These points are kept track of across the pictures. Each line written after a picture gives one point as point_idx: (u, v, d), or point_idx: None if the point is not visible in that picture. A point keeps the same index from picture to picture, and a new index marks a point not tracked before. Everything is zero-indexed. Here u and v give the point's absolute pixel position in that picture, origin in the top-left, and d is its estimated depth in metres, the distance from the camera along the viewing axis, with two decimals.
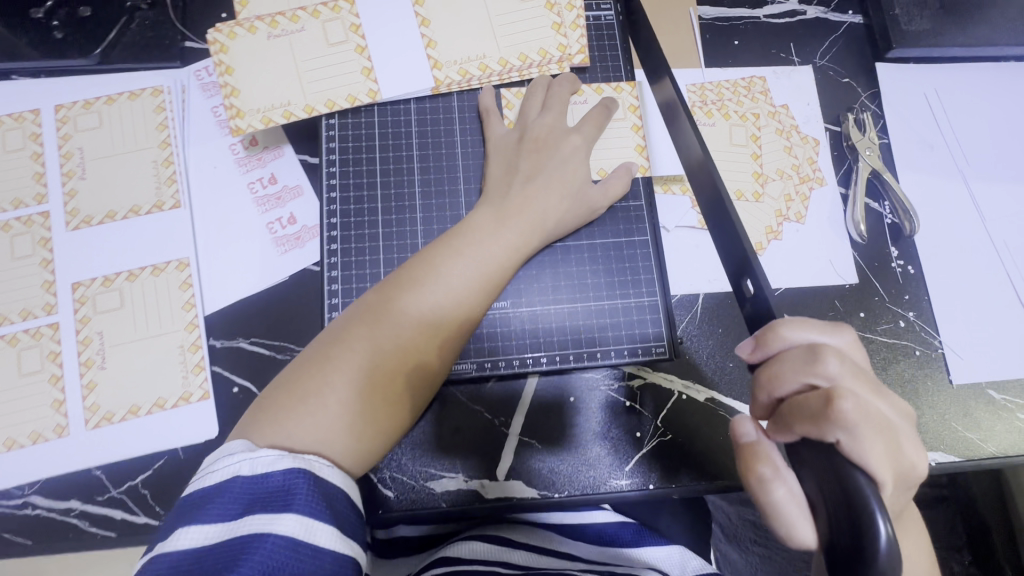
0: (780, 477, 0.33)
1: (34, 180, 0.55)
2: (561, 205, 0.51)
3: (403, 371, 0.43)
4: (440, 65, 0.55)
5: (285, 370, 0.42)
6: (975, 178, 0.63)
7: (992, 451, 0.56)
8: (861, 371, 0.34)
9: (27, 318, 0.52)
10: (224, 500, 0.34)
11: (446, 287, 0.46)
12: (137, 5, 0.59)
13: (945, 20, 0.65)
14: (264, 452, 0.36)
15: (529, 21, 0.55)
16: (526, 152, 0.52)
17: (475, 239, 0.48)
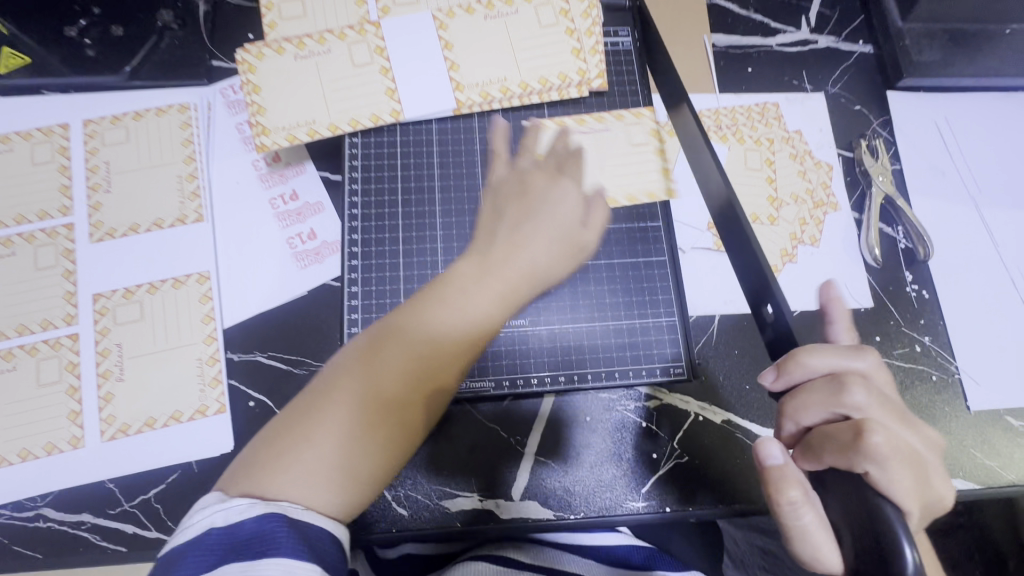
0: (810, 501, 0.32)
1: (60, 192, 0.56)
2: (546, 250, 0.46)
3: (386, 428, 0.41)
4: (462, 88, 0.56)
5: (268, 430, 0.41)
6: (987, 206, 0.64)
7: (1013, 479, 0.55)
8: (888, 402, 0.34)
9: (47, 328, 0.52)
10: (198, 552, 0.35)
11: (430, 338, 0.43)
12: (167, 24, 0.61)
13: (954, 51, 0.66)
14: (234, 501, 0.37)
15: (550, 47, 0.56)
16: (509, 197, 0.48)
17: (458, 288, 0.45)
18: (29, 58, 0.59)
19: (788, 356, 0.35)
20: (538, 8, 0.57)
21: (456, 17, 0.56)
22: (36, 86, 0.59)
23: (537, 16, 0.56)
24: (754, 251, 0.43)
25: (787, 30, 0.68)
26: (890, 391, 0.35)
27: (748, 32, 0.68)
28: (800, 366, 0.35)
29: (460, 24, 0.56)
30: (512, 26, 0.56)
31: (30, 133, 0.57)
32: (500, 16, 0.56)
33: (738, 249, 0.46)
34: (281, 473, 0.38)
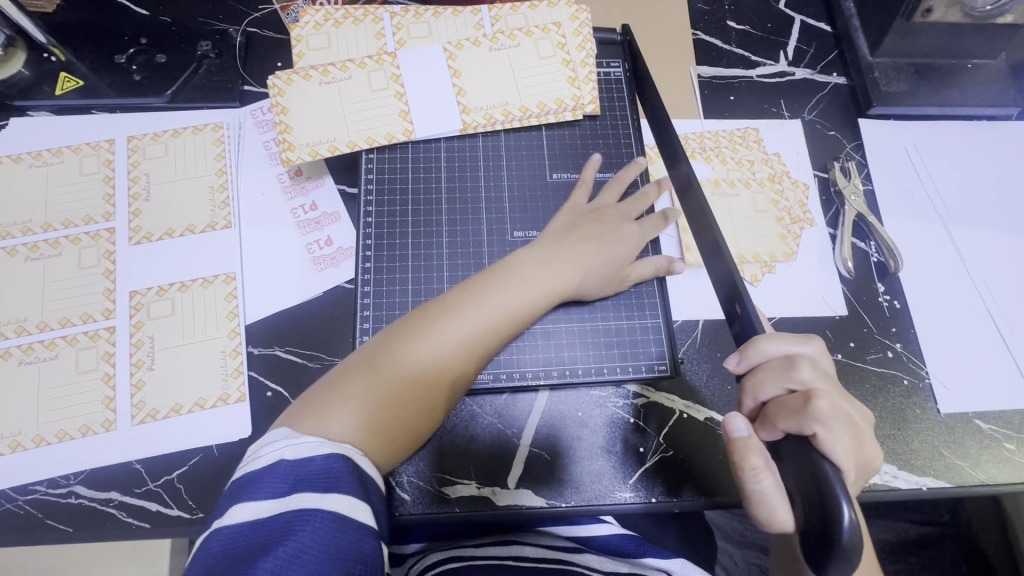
0: (768, 467, 0.37)
1: (104, 201, 0.62)
2: (599, 271, 0.56)
3: (428, 395, 0.47)
4: (468, 111, 0.62)
5: (332, 375, 0.46)
6: (955, 223, 0.68)
7: (981, 479, 0.58)
8: (829, 379, 0.40)
9: (87, 321, 0.57)
10: (272, 479, 0.38)
11: (481, 325, 0.49)
12: (206, 53, 0.68)
13: (920, 83, 0.72)
14: (304, 439, 0.40)
15: (548, 77, 0.63)
16: (588, 219, 0.58)
17: (471, 305, 0.50)
18: (82, 82, 0.66)
19: (749, 343, 0.42)
20: (537, 42, 0.63)
21: (463, 49, 0.63)
22: (86, 107, 0.66)
23: (536, 48, 0.63)
24: (726, 263, 0.49)
25: (766, 63, 0.75)
26: (828, 371, 0.42)
27: (731, 64, 0.74)
28: (759, 350, 0.42)
29: (467, 55, 0.63)
30: (514, 57, 0.63)
31: (79, 147, 0.64)
32: (503, 49, 0.63)
33: (713, 258, 0.52)
34: (340, 416, 0.43)
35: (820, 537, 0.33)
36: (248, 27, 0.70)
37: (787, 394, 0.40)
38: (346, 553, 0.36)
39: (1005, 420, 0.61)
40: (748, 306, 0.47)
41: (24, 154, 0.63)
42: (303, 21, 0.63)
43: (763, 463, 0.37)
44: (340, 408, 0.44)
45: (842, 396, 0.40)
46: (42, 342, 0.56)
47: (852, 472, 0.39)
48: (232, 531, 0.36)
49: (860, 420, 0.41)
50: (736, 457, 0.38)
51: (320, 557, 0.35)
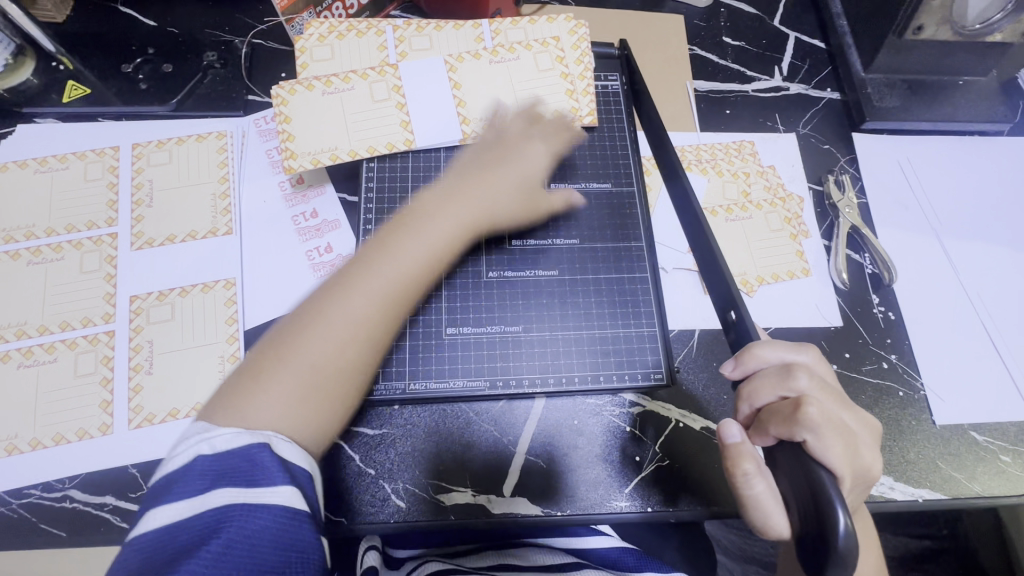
0: (761, 472, 0.38)
1: (107, 206, 0.63)
2: (513, 192, 0.59)
3: (356, 350, 0.47)
4: (469, 122, 0.63)
5: (250, 361, 0.46)
6: (948, 236, 0.69)
7: (977, 491, 0.58)
8: (826, 385, 0.40)
9: (87, 325, 0.58)
10: (188, 477, 0.38)
11: (397, 265, 0.50)
12: (211, 63, 0.70)
13: (912, 98, 0.74)
14: (218, 432, 0.40)
15: (547, 89, 0.64)
16: (493, 148, 0.60)
17: (371, 263, 0.50)
18: (88, 89, 0.67)
19: (744, 350, 0.42)
20: (536, 55, 0.65)
21: (464, 61, 0.64)
22: (92, 114, 0.67)
23: (535, 61, 0.64)
24: (721, 273, 0.51)
25: (761, 78, 0.76)
26: (825, 377, 0.42)
27: (727, 79, 0.76)
28: (753, 357, 0.42)
29: (467, 67, 0.64)
30: (514, 70, 0.64)
31: (84, 154, 0.65)
32: (503, 62, 0.64)
33: (707, 268, 0.54)
34: (264, 395, 0.43)
35: (816, 543, 0.33)
36: (253, 38, 0.72)
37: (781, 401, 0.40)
38: (283, 540, 0.37)
39: (1000, 432, 0.61)
40: (744, 315, 0.49)
41: (30, 160, 0.64)
42: (308, 33, 0.64)
43: (756, 469, 0.38)
44: (263, 385, 0.44)
45: (839, 403, 0.40)
46: (41, 346, 0.57)
47: (850, 478, 0.38)
48: (151, 537, 0.35)
49: (858, 425, 0.41)
50: (730, 463, 0.38)
51: (250, 548, 0.36)
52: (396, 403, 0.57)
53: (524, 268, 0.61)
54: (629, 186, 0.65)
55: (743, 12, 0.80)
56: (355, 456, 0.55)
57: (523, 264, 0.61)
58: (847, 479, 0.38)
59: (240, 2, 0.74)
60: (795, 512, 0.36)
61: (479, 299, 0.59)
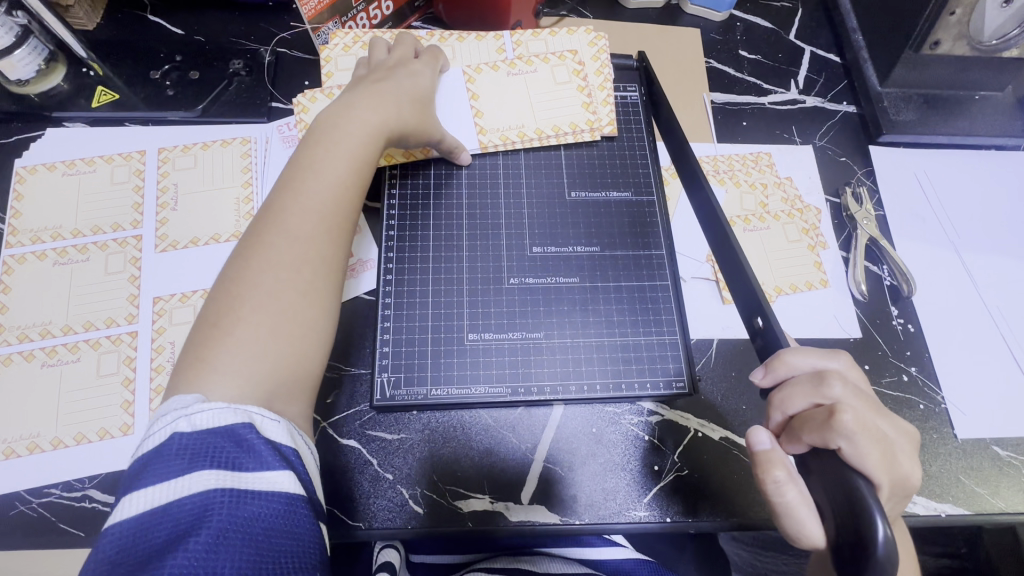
0: (793, 480, 0.38)
1: (133, 209, 0.64)
2: (408, 102, 0.57)
3: (307, 285, 0.47)
4: (485, 132, 0.64)
5: (198, 323, 0.45)
6: (967, 249, 0.69)
7: (1001, 507, 0.58)
8: (862, 393, 0.40)
9: (111, 325, 0.58)
10: (168, 459, 0.37)
11: (322, 183, 0.50)
12: (237, 71, 0.71)
13: (929, 112, 0.74)
14: (198, 408, 0.39)
15: (564, 101, 0.65)
16: (376, 74, 0.59)
17: (288, 201, 0.49)
18: (116, 95, 0.69)
19: (775, 357, 0.43)
20: (554, 68, 0.66)
21: (481, 72, 0.65)
22: (120, 119, 0.68)
23: (553, 74, 0.65)
24: (748, 281, 0.51)
25: (778, 91, 0.77)
26: (859, 387, 0.42)
27: (744, 92, 0.76)
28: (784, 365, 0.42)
29: (485, 79, 0.65)
30: (531, 81, 0.65)
31: (111, 157, 0.66)
32: (521, 73, 0.65)
33: (733, 275, 0.54)
34: (227, 346, 0.43)
35: (854, 551, 0.33)
36: (277, 47, 0.73)
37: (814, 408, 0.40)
38: (275, 526, 0.37)
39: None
40: (774, 324, 0.49)
41: (58, 163, 0.65)
42: (333, 43, 0.66)
43: (787, 476, 0.38)
44: (224, 337, 0.43)
45: (876, 412, 0.40)
46: (65, 345, 0.57)
47: (886, 489, 0.38)
48: (129, 525, 0.35)
49: (892, 433, 0.40)
50: (760, 469, 0.38)
51: (241, 533, 0.35)
52: (416, 408, 0.57)
53: (545, 275, 0.61)
54: (648, 196, 0.65)
55: (759, 26, 0.81)
56: (373, 460, 0.55)
57: (544, 272, 0.61)
58: (885, 489, 0.37)
59: (266, 12, 0.76)
60: (830, 520, 0.36)
61: (500, 305, 0.59)
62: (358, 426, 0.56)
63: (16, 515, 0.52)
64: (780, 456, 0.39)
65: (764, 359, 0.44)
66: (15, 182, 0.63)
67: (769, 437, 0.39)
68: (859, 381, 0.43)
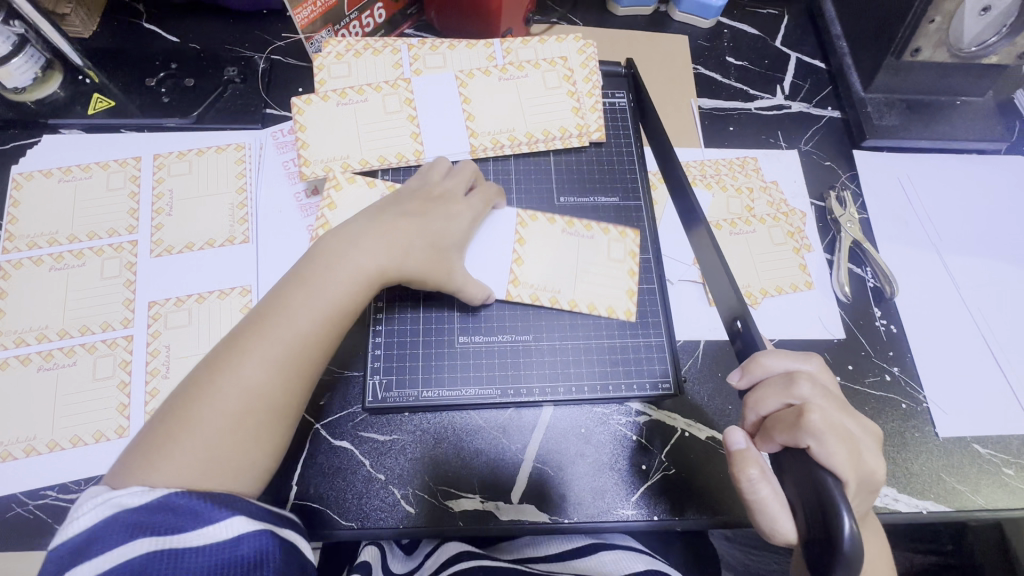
0: (766, 477, 0.39)
1: (128, 215, 0.64)
2: (421, 253, 0.53)
3: (257, 428, 0.43)
4: (518, 284, 0.60)
5: (156, 419, 0.43)
6: (948, 252, 0.71)
7: (981, 503, 0.59)
8: (831, 394, 0.42)
9: (107, 330, 0.59)
10: (98, 539, 0.36)
11: (299, 330, 0.46)
12: (232, 78, 0.72)
13: (911, 118, 0.76)
14: (124, 493, 0.38)
15: (601, 284, 0.61)
16: (416, 198, 0.56)
17: (281, 320, 0.46)
18: (112, 102, 0.70)
19: (750, 359, 0.44)
20: (612, 242, 0.63)
21: (537, 220, 0.63)
22: (115, 126, 0.69)
23: (544, 80, 0.67)
24: (728, 283, 0.52)
25: (764, 97, 0.78)
26: (830, 388, 0.43)
27: (730, 97, 0.78)
28: (760, 365, 0.43)
29: (539, 227, 0.62)
30: (523, 87, 0.67)
31: (107, 164, 0.67)
32: (513, 79, 0.67)
33: (714, 278, 0.55)
34: (175, 449, 0.41)
35: (822, 547, 0.34)
36: (271, 54, 0.74)
37: (786, 408, 0.41)
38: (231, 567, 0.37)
39: (1002, 444, 0.61)
40: (751, 325, 0.50)
41: (55, 170, 0.66)
42: (326, 51, 0.67)
43: (760, 474, 0.39)
44: (158, 460, 0.40)
45: (844, 412, 0.41)
46: (61, 350, 0.58)
47: (853, 486, 0.39)
48: None
49: (859, 432, 0.41)
50: (735, 467, 0.40)
51: None
52: (407, 411, 0.58)
53: (535, 278, 0.62)
54: (635, 200, 0.66)
55: (745, 33, 0.82)
56: (366, 462, 0.56)
57: (533, 275, 0.62)
58: (853, 486, 0.39)
59: (261, 20, 0.77)
60: (800, 517, 0.37)
61: (490, 308, 0.61)
62: (351, 427, 0.58)
63: (12, 517, 0.52)
64: (753, 455, 0.40)
65: (740, 361, 0.45)
66: (12, 189, 0.64)
67: (745, 438, 0.41)
68: (829, 383, 0.44)
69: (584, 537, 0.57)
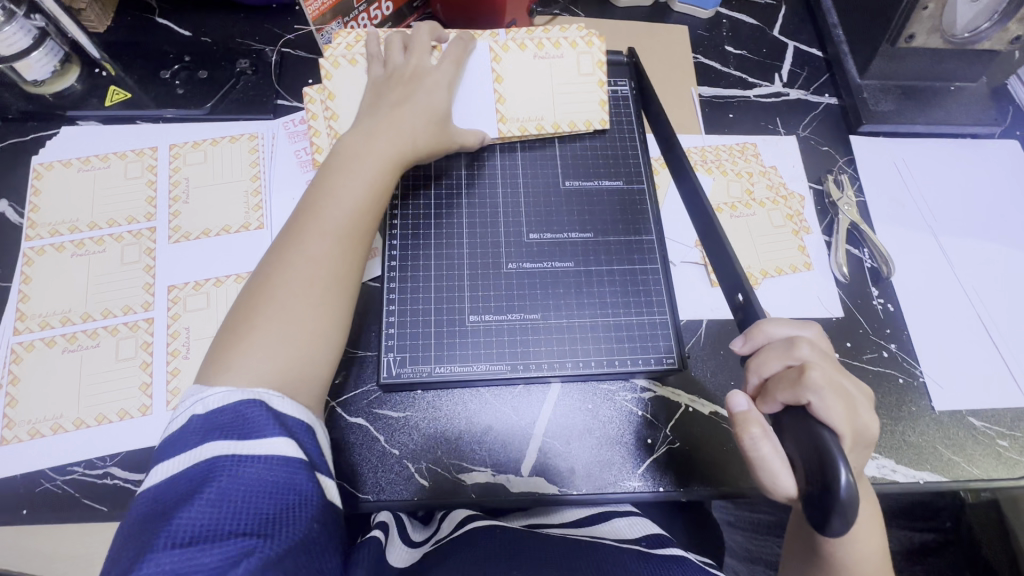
0: (767, 435, 0.41)
1: (146, 202, 0.66)
2: (422, 129, 0.59)
3: (323, 294, 0.50)
4: (506, 122, 0.66)
5: (223, 335, 0.48)
6: (943, 233, 0.73)
7: (975, 473, 0.61)
8: (829, 357, 0.44)
9: (128, 312, 0.61)
10: (186, 436, 0.40)
11: (336, 214, 0.53)
12: (244, 70, 0.74)
13: (907, 103, 0.78)
14: (211, 392, 0.43)
15: (585, 95, 0.68)
16: (394, 86, 0.61)
17: (309, 212, 0.53)
18: (128, 94, 0.72)
19: (754, 327, 0.46)
20: (579, 55, 0.68)
21: (509, 51, 0.66)
22: (131, 117, 0.71)
23: (579, 63, 0.68)
24: (729, 259, 0.55)
25: (762, 84, 0.80)
26: (828, 353, 0.46)
27: (730, 86, 0.80)
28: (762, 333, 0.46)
29: (512, 57, 0.66)
30: (557, 68, 0.67)
31: (124, 154, 0.68)
32: (547, 57, 0.67)
33: (716, 256, 0.58)
34: (256, 339, 0.46)
35: (821, 498, 0.36)
36: (282, 47, 0.76)
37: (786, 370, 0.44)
38: (276, 490, 0.38)
39: (997, 417, 0.63)
40: (754, 301, 0.52)
41: (74, 159, 0.68)
42: (337, 43, 0.66)
43: (762, 432, 0.41)
44: (244, 352, 0.46)
45: (841, 373, 0.43)
46: (84, 332, 0.60)
47: (849, 441, 0.41)
48: (153, 491, 0.38)
49: (857, 393, 0.43)
50: (740, 427, 0.42)
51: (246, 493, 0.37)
52: (420, 388, 0.60)
53: (542, 260, 0.64)
54: (638, 184, 0.68)
55: (744, 23, 0.84)
56: (380, 437, 0.58)
57: (540, 257, 0.64)
58: (849, 441, 0.41)
59: (271, 13, 0.79)
60: (800, 471, 0.39)
61: (499, 289, 0.62)
62: (366, 404, 0.59)
63: (41, 492, 0.54)
64: (755, 415, 0.42)
65: (743, 329, 0.48)
66: (33, 178, 0.66)
67: (748, 401, 0.43)
68: (828, 348, 0.46)
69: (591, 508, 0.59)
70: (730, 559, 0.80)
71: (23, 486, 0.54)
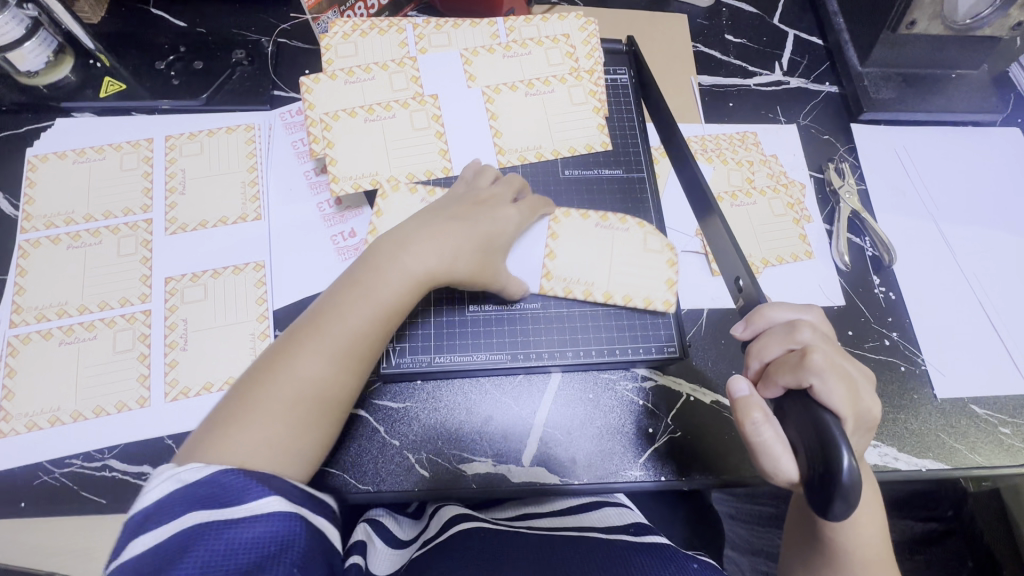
0: (769, 420, 0.41)
1: (142, 194, 0.66)
2: (470, 252, 0.53)
3: (311, 417, 0.45)
4: (550, 277, 0.61)
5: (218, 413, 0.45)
6: (945, 221, 0.72)
7: (977, 461, 0.61)
8: (829, 339, 0.44)
9: (125, 305, 0.61)
10: (158, 512, 0.38)
11: (352, 328, 0.48)
12: (239, 61, 0.73)
13: (908, 91, 0.77)
14: (189, 467, 0.40)
15: (640, 269, 0.61)
16: (463, 201, 0.56)
17: (338, 311, 0.48)
18: (123, 85, 0.71)
19: (756, 311, 0.46)
20: (570, 89, 0.68)
21: (571, 218, 0.62)
22: (126, 109, 0.70)
23: (547, 57, 0.69)
24: (730, 247, 0.54)
25: (763, 73, 0.80)
26: (828, 336, 0.46)
27: (730, 74, 0.79)
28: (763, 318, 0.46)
29: (573, 225, 0.62)
30: (549, 103, 0.67)
31: (120, 145, 0.68)
32: (539, 94, 0.67)
33: (717, 243, 0.57)
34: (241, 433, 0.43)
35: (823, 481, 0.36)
36: (278, 37, 0.76)
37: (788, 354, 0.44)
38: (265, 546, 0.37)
39: (999, 405, 0.63)
40: (756, 289, 0.52)
41: (69, 151, 0.67)
42: (333, 31, 0.67)
43: (763, 417, 0.41)
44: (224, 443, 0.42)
45: (841, 355, 0.43)
46: (81, 324, 0.59)
47: (851, 424, 0.41)
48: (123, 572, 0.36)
49: (858, 375, 0.43)
50: (740, 412, 0.42)
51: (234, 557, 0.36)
52: (420, 378, 0.59)
53: None
54: (638, 173, 0.68)
55: (743, 11, 0.83)
56: (380, 428, 0.58)
57: None
58: (851, 424, 0.41)
59: (266, 4, 0.78)
60: (802, 455, 0.39)
61: None
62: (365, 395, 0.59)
63: (40, 485, 0.54)
64: (756, 400, 0.42)
65: (744, 314, 0.48)
66: (28, 170, 0.66)
67: (749, 386, 0.43)
68: (828, 331, 0.46)
69: (592, 497, 0.59)
70: (731, 553, 0.80)
71: (22, 478, 0.54)
